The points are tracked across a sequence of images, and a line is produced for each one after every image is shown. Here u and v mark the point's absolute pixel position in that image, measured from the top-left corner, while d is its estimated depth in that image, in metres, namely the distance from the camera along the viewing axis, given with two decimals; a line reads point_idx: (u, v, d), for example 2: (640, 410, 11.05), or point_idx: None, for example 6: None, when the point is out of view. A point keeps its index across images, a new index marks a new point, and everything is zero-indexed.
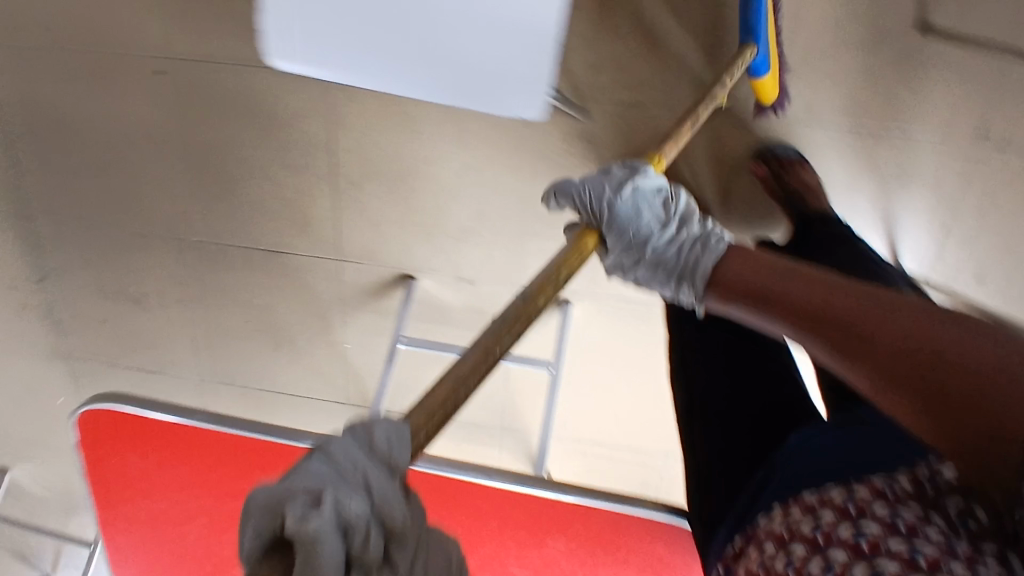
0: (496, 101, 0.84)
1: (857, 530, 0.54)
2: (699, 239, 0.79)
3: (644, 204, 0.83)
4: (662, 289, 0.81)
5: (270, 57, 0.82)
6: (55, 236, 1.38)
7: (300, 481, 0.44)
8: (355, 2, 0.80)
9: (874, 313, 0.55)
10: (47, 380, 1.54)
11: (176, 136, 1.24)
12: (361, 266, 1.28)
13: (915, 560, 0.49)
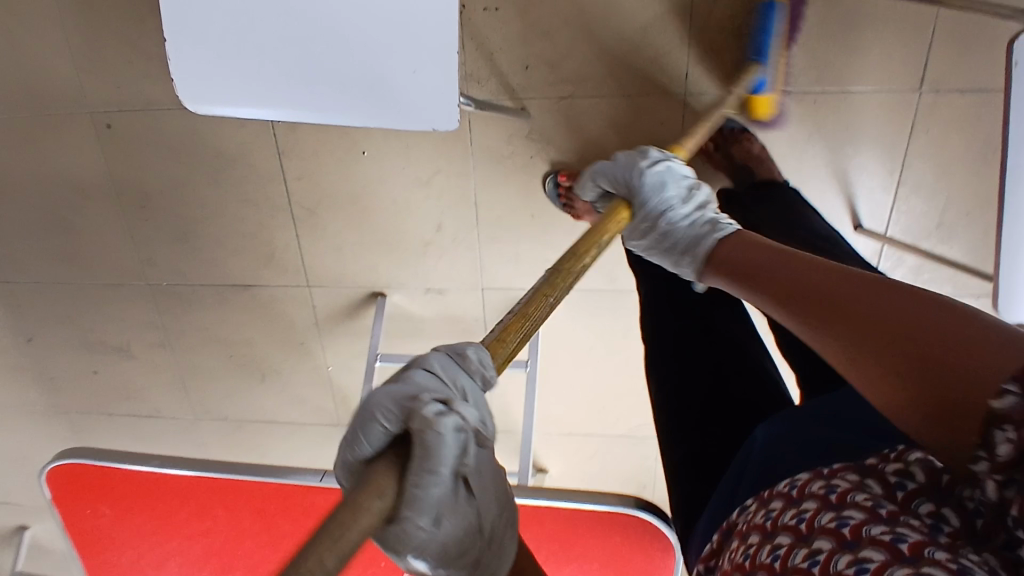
0: (417, 107, 0.73)
1: (798, 511, 0.46)
2: (711, 219, 0.78)
3: (669, 179, 0.84)
4: (662, 260, 0.79)
5: (182, 101, 0.74)
6: (33, 297, 1.39)
7: (416, 386, 0.45)
8: (246, 23, 0.72)
9: (862, 284, 0.49)
10: (51, 436, 1.56)
11: (127, 186, 1.23)
12: (332, 290, 1.29)
13: (840, 530, 0.41)
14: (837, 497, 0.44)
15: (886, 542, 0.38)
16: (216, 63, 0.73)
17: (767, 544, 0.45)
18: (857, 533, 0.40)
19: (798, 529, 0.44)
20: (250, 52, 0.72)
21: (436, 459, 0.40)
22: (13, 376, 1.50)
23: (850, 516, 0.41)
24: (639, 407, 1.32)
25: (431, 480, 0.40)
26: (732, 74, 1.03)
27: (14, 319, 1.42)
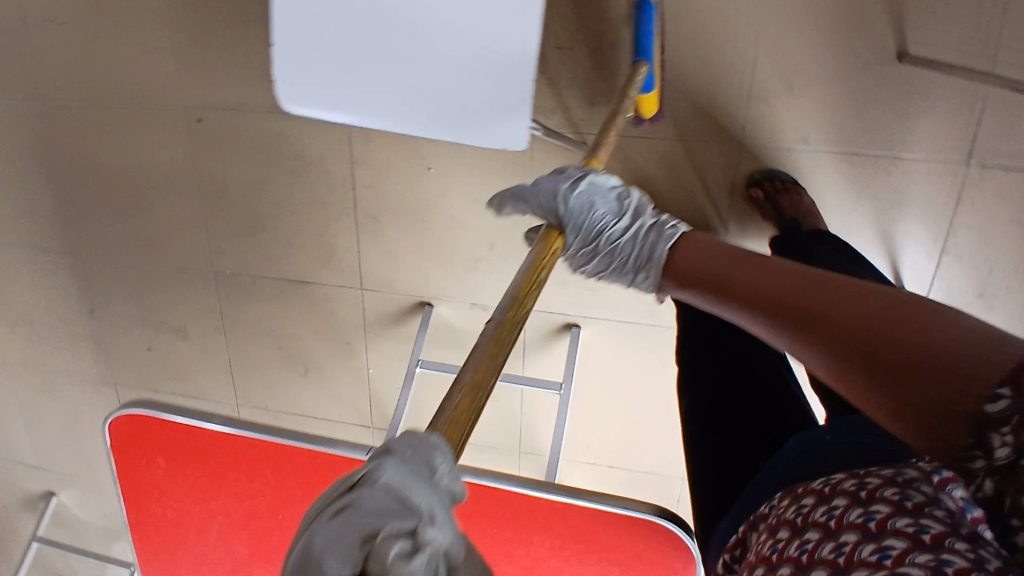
0: (487, 129, 0.80)
1: (828, 508, 0.49)
2: (654, 227, 0.74)
3: (598, 195, 0.76)
4: (620, 280, 0.76)
5: (280, 103, 0.83)
6: (103, 272, 1.48)
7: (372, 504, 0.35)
8: (343, 37, 0.80)
9: (829, 295, 0.50)
10: (97, 406, 1.64)
11: (206, 176, 1.33)
12: (382, 295, 1.35)
13: (867, 524, 0.45)
14: (867, 493, 0.48)
15: (909, 533, 0.42)
16: (315, 72, 0.82)
17: (795, 539, 0.49)
18: (882, 526, 0.44)
19: (827, 525, 0.48)
20: (346, 63, 0.81)
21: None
22: (70, 344, 1.58)
23: (876, 510, 0.46)
24: (665, 444, 1.34)
25: None
26: (785, 130, 1.07)
27: (82, 291, 1.52)
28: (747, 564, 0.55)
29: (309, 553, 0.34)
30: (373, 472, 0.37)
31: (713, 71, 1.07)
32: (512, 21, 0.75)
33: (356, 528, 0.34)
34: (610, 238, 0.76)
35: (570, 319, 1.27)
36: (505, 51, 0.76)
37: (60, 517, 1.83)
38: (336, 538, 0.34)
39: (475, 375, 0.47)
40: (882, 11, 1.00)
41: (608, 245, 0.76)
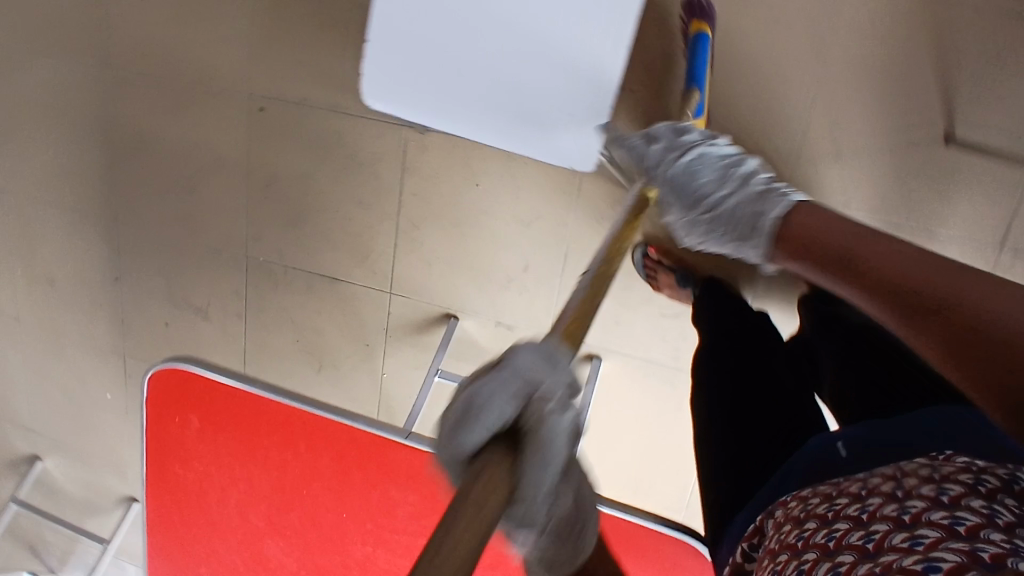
0: (559, 151, 0.87)
1: (861, 503, 0.53)
2: (762, 192, 0.92)
3: (707, 163, 0.95)
4: (726, 243, 0.96)
5: (363, 98, 0.87)
6: (136, 242, 1.50)
7: (491, 395, 0.44)
8: (435, 47, 0.84)
9: (945, 281, 0.61)
10: (103, 376, 1.63)
11: (258, 162, 1.36)
12: (409, 302, 1.37)
13: (901, 516, 0.48)
14: (903, 492, 0.51)
15: (944, 524, 0.45)
16: (401, 77, 0.86)
17: (824, 528, 0.53)
18: (916, 518, 0.47)
19: (860, 517, 0.51)
20: (432, 72, 0.85)
21: (548, 454, 0.43)
22: (88, 310, 1.59)
23: (912, 505, 0.49)
24: (667, 490, 1.34)
25: (543, 466, 0.42)
26: (827, 195, 1.12)
27: (111, 259, 1.53)
28: (769, 551, 0.58)
29: (474, 403, 0.44)
30: (511, 359, 0.48)
31: (765, 130, 1.12)
32: (600, 58, 0.81)
33: (509, 386, 0.46)
34: (717, 200, 0.95)
35: (591, 350, 1.29)
36: (589, 84, 0.83)
37: (41, 484, 1.79)
38: (498, 390, 0.45)
39: (579, 305, 0.64)
40: (935, 96, 1.05)
41: (715, 207, 0.95)
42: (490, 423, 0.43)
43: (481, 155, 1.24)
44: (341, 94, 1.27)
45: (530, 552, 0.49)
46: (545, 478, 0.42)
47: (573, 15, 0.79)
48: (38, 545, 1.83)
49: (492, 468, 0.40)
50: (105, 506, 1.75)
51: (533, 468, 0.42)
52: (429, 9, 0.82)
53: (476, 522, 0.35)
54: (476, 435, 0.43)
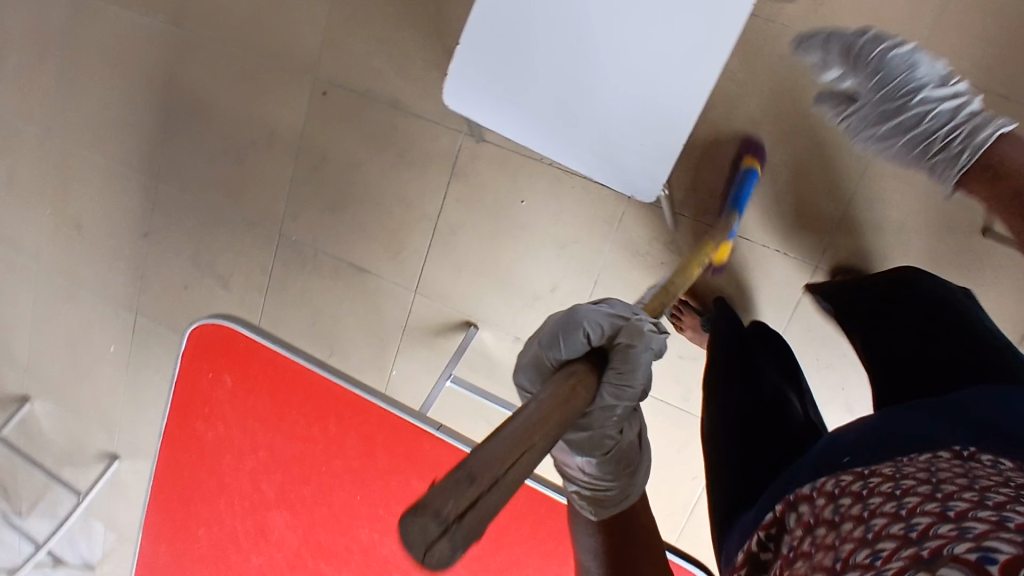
0: (623, 179, 0.89)
1: (898, 502, 0.49)
2: (971, 111, 0.89)
3: (920, 61, 0.89)
4: (911, 154, 0.93)
5: (445, 98, 0.91)
6: (173, 202, 1.51)
7: (593, 316, 0.56)
8: (522, 58, 0.88)
9: None
10: (112, 327, 1.63)
11: (311, 144, 1.38)
12: (432, 304, 1.38)
13: (945, 512, 0.44)
14: (943, 494, 0.47)
15: (992, 519, 0.41)
16: (484, 83, 0.90)
17: (861, 523, 0.49)
18: (962, 514, 0.43)
19: (896, 513, 0.47)
20: (514, 83, 0.89)
21: (629, 374, 0.54)
22: (112, 260, 1.60)
23: (956, 504, 0.45)
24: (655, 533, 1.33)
25: (624, 383, 0.54)
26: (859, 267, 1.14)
27: (146, 213, 1.54)
28: (790, 554, 0.53)
29: (576, 321, 0.55)
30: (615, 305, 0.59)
31: (809, 193, 1.15)
32: (680, 91, 0.83)
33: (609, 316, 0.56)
34: (924, 96, 0.89)
35: None
36: (665, 114, 0.85)
37: (24, 426, 1.78)
38: (594, 317, 0.56)
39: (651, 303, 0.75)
40: None
41: (918, 104, 0.90)
42: (585, 339, 0.54)
43: (530, 173, 1.27)
44: (404, 92, 1.31)
45: (585, 471, 0.58)
46: (624, 390, 0.54)
47: (658, 46, 0.83)
48: (7, 487, 1.80)
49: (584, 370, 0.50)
50: (84, 459, 1.73)
51: (611, 389, 0.54)
52: (522, 22, 0.87)
53: (562, 407, 0.43)
54: (571, 346, 0.54)
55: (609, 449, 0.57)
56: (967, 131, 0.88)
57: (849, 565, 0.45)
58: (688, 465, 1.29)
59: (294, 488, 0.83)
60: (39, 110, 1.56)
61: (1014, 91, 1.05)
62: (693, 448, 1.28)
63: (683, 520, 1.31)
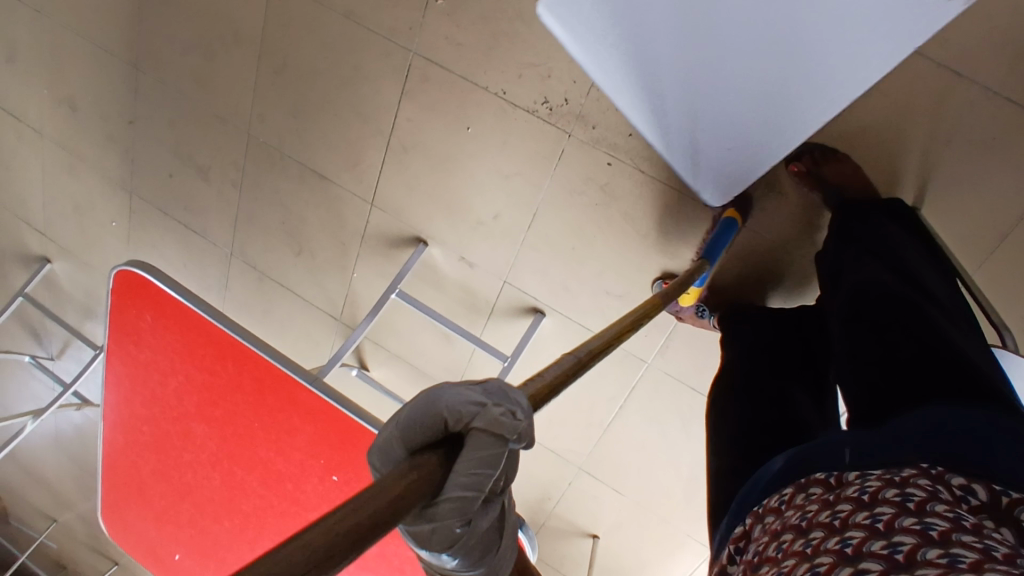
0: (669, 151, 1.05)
1: (871, 513, 0.49)
2: None
3: None
4: None
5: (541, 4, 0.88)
6: (151, 93, 1.56)
7: (459, 394, 0.41)
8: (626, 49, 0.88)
9: None
10: (111, 204, 1.77)
11: (274, 49, 1.39)
12: (387, 217, 1.46)
13: (930, 534, 0.44)
14: (917, 506, 0.48)
15: (978, 547, 0.42)
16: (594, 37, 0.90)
17: (833, 536, 0.48)
18: (947, 537, 0.43)
19: (874, 527, 0.47)
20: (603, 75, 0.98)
21: (485, 466, 0.39)
22: (102, 141, 1.69)
23: (935, 522, 0.45)
24: (577, 437, 1.51)
25: (478, 477, 0.38)
26: (777, 228, 1.18)
27: (128, 101, 1.60)
28: (762, 562, 0.53)
29: (432, 398, 0.41)
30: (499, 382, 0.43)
31: None
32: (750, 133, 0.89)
33: (472, 389, 0.41)
34: None
35: (537, 305, 1.41)
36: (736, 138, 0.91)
37: (45, 282, 2.00)
38: (463, 391, 0.41)
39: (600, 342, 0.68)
40: (916, 167, 1.05)
41: None
42: (440, 420, 0.40)
43: (477, 102, 1.27)
44: (357, 3, 1.28)
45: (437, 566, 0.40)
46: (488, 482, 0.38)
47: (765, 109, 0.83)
48: (39, 330, 2.08)
49: (426, 467, 0.37)
50: (98, 316, 1.96)
51: (456, 487, 0.37)
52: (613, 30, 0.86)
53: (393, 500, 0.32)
54: (423, 432, 0.40)
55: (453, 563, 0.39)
56: None
57: (861, 553, 0.45)
58: (607, 387, 1.41)
59: (209, 411, 0.96)
60: None
61: (971, 68, 0.98)
62: (613, 374, 1.39)
63: (602, 431, 1.47)
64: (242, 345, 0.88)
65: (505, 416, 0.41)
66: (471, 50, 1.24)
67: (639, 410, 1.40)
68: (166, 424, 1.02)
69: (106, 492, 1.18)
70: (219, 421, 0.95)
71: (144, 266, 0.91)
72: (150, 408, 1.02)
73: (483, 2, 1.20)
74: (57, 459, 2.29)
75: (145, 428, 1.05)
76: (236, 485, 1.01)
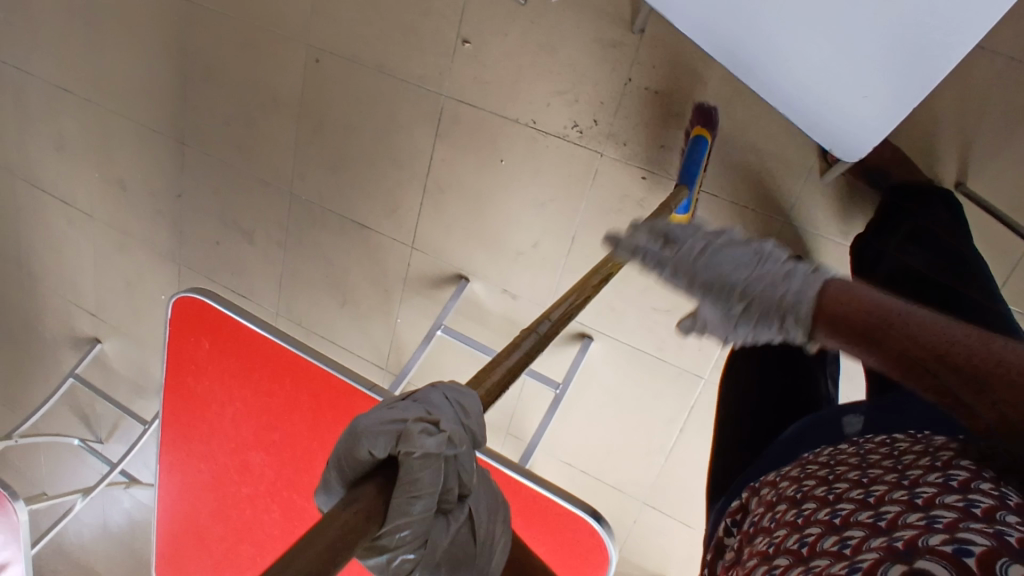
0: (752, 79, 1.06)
1: (867, 491, 0.55)
2: (793, 276, 0.66)
3: (725, 268, 0.71)
4: (771, 332, 0.68)
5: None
6: (196, 165, 1.64)
7: (376, 428, 0.49)
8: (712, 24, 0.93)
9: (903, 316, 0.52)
10: (159, 276, 1.83)
11: (311, 108, 1.46)
12: (427, 258, 1.48)
13: (916, 501, 0.50)
14: (912, 482, 0.53)
15: (959, 506, 0.46)
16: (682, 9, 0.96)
17: (829, 509, 0.56)
18: (930, 501, 0.48)
19: (868, 502, 0.54)
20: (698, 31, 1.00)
21: (416, 487, 0.47)
22: (151, 216, 1.76)
23: (925, 490, 0.50)
24: (637, 468, 1.45)
25: (411, 500, 0.46)
26: (822, 223, 1.17)
27: (175, 175, 1.68)
28: (761, 536, 0.61)
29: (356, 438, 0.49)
30: (426, 390, 0.55)
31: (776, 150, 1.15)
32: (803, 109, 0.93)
33: (391, 421, 0.50)
34: (780, 298, 0.65)
35: (585, 330, 1.38)
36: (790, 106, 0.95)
37: (94, 362, 2.03)
38: (378, 426, 0.49)
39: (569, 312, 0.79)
40: (955, 143, 1.05)
41: (760, 291, 0.67)
42: (368, 454, 0.48)
43: (508, 135, 1.31)
44: (388, 56, 1.35)
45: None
46: (421, 504, 0.47)
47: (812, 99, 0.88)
48: (90, 412, 2.10)
49: (369, 497, 0.44)
50: (147, 391, 1.99)
51: (397, 511, 0.45)
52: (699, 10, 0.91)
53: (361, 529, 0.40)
54: (357, 467, 0.48)
55: (412, 571, 0.49)
56: (791, 299, 0.64)
57: (850, 523, 0.52)
58: (664, 409, 1.37)
59: (266, 435, 0.95)
60: (73, 80, 1.69)
61: (995, 43, 1.00)
62: (669, 395, 1.35)
63: (663, 457, 1.41)
64: (302, 358, 0.89)
65: (425, 434, 0.49)
66: (498, 87, 1.28)
67: (700, 431, 1.35)
68: (222, 457, 1.01)
69: (167, 543, 1.16)
70: (275, 443, 0.95)
71: (204, 291, 0.92)
72: (206, 440, 1.01)
73: (506, 39, 1.25)
74: (105, 548, 2.25)
75: (204, 465, 1.04)
76: (293, 515, 0.99)
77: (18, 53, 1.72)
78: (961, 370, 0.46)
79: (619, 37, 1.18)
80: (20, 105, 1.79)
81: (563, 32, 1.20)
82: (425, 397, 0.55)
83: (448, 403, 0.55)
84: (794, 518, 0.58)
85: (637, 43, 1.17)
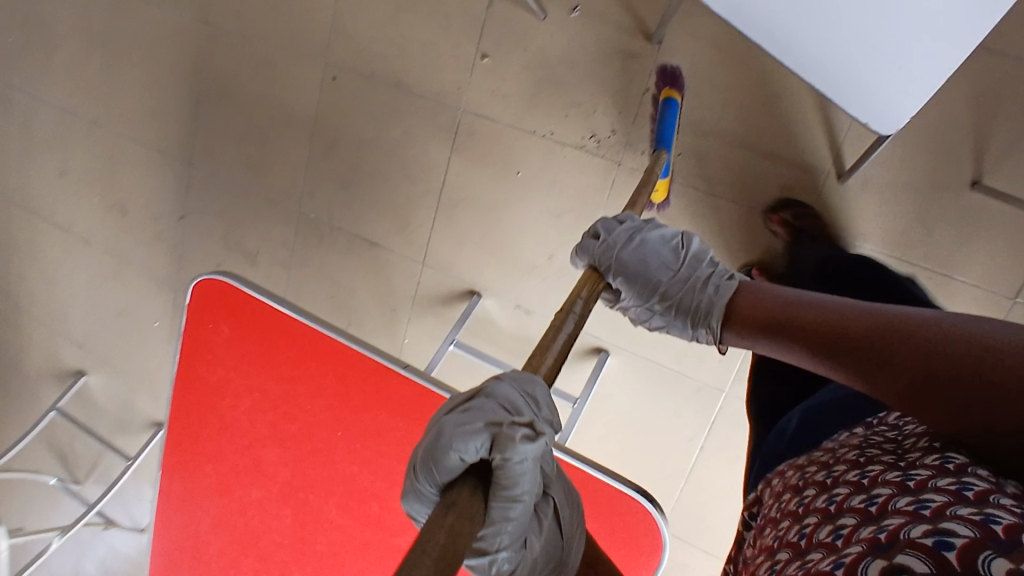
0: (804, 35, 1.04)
1: (870, 496, 0.54)
2: (705, 279, 0.76)
3: (653, 255, 0.77)
4: (679, 332, 0.78)
5: None
6: (202, 186, 1.63)
7: (459, 433, 0.47)
8: None
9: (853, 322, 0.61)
10: (153, 303, 1.77)
11: (324, 125, 1.47)
12: (438, 274, 1.46)
13: (921, 511, 0.48)
14: (916, 485, 0.51)
15: (974, 521, 0.44)
16: None
17: (831, 522, 0.55)
18: (938, 512, 0.47)
19: (868, 511, 0.53)
20: None
21: (512, 490, 0.46)
22: (150, 241, 1.73)
23: (931, 499, 0.49)
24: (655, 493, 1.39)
25: (511, 502, 0.46)
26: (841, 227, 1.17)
27: (178, 197, 1.66)
28: (768, 544, 0.62)
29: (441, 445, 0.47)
30: (496, 385, 0.52)
31: (793, 155, 1.17)
32: None
33: (478, 426, 0.47)
34: (690, 298, 0.76)
35: (600, 344, 1.35)
36: None
37: (77, 398, 1.94)
38: (460, 431, 0.47)
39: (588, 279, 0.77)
40: (969, 144, 1.08)
41: (676, 289, 0.77)
42: (456, 459, 0.46)
43: (525, 147, 1.32)
44: (406, 71, 1.38)
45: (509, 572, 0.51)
46: (516, 509, 0.46)
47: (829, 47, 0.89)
48: (68, 451, 1.99)
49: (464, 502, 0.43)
50: (133, 426, 1.89)
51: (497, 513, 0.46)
52: None
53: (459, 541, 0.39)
54: (446, 472, 0.47)
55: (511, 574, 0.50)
56: (706, 305, 0.75)
57: (851, 540, 0.51)
58: (683, 426, 1.33)
59: (288, 428, 0.92)
60: (81, 104, 1.69)
61: (1002, 46, 1.05)
62: (689, 411, 1.31)
63: (684, 478, 1.35)
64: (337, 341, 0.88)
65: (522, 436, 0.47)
66: (516, 100, 1.31)
67: (722, 447, 1.31)
68: (234, 459, 0.95)
69: None
70: (298, 437, 0.92)
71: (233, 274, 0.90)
72: (218, 440, 0.96)
73: (525, 53, 1.28)
74: None
75: (207, 478, 0.98)
76: (309, 519, 0.94)
77: (25, 78, 1.72)
78: (920, 366, 0.55)
79: (637, 49, 1.21)
80: (23, 130, 1.77)
81: (582, 45, 1.24)
82: (495, 383, 0.53)
83: (523, 395, 0.53)
84: (797, 534, 0.58)
85: (655, 54, 1.21)
